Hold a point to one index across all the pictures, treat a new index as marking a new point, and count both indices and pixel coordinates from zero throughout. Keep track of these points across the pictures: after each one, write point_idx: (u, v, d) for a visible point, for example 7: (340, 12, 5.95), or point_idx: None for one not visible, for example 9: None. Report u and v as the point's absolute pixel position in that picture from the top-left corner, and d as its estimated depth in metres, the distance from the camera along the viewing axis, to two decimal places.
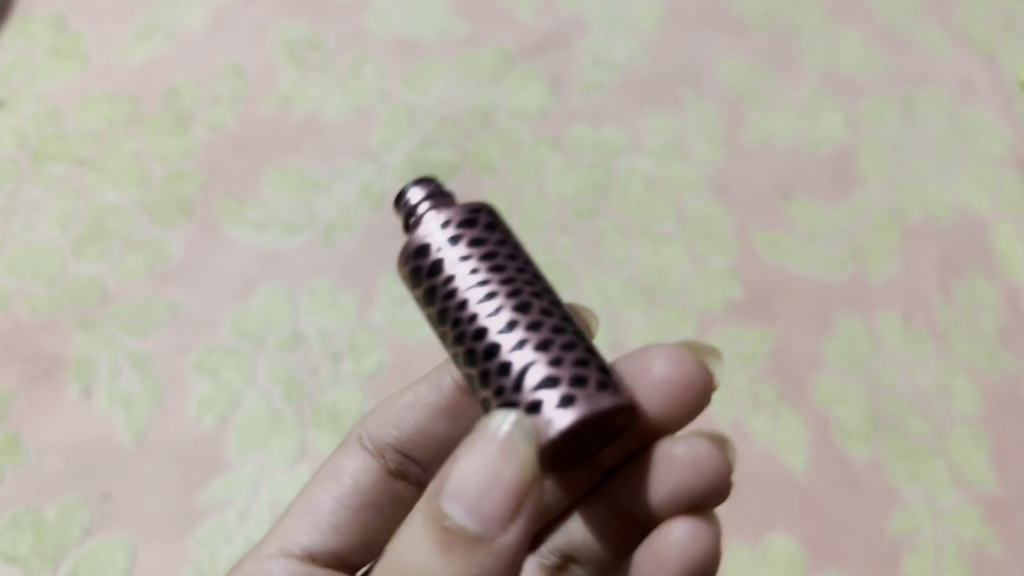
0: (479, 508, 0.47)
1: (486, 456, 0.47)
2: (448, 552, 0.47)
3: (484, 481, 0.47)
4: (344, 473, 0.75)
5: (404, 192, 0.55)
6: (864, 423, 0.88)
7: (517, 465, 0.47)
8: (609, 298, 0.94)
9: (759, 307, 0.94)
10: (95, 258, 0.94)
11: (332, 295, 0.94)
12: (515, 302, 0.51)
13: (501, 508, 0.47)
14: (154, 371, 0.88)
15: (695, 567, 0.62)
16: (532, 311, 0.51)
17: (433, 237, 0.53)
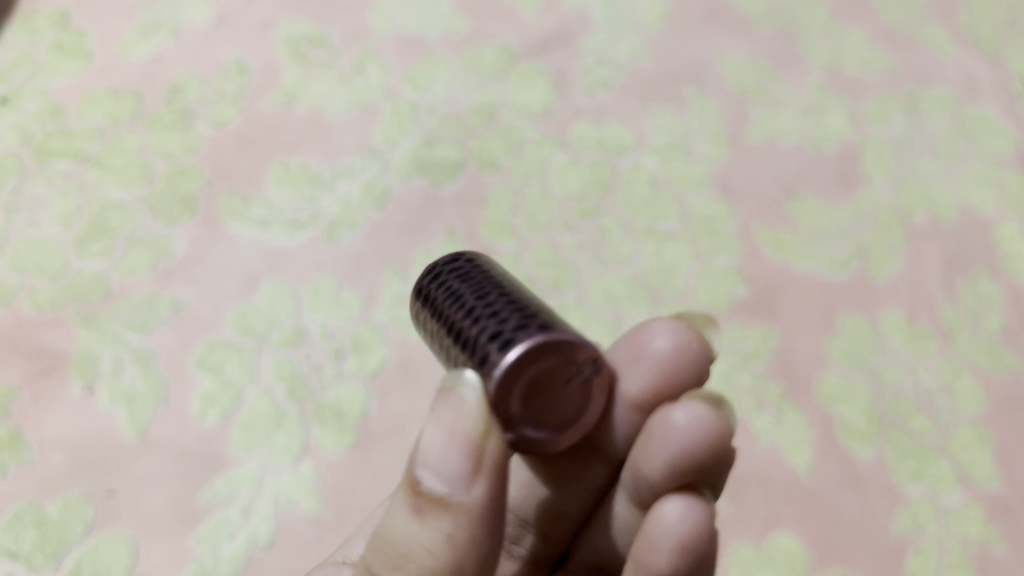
0: (444, 470, 0.51)
1: (443, 420, 0.51)
2: (420, 514, 0.52)
3: (444, 443, 0.51)
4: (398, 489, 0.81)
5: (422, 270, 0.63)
6: (868, 422, 0.88)
7: (471, 422, 0.50)
8: (612, 297, 0.94)
9: (763, 306, 0.94)
10: (98, 255, 0.93)
11: (335, 292, 0.94)
12: (477, 293, 0.55)
13: (460, 468, 0.51)
14: (157, 367, 0.88)
15: (690, 546, 0.58)
16: (490, 295, 0.55)
17: (426, 282, 0.60)
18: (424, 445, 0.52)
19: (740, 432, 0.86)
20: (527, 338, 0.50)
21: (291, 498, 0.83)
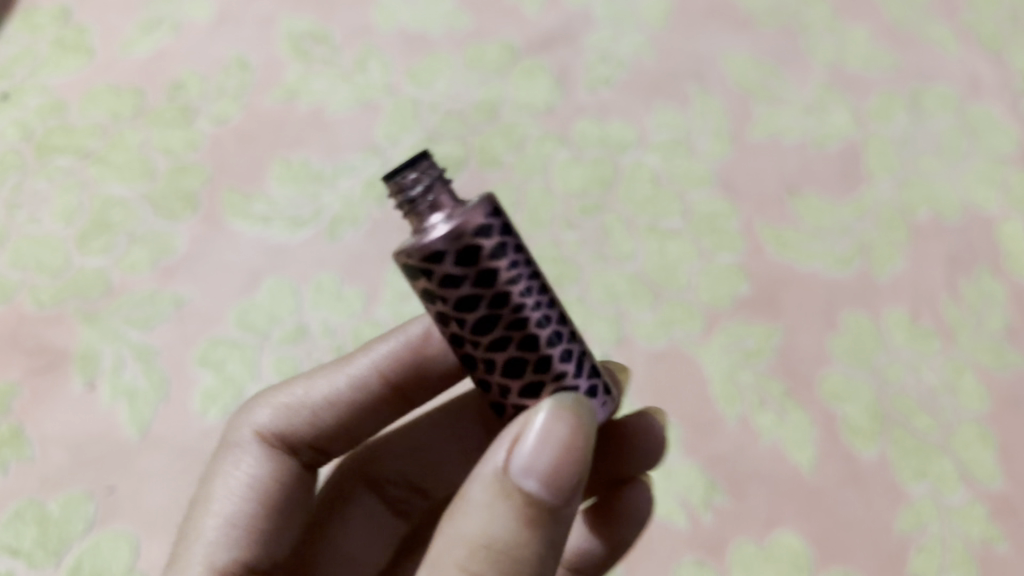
0: (555, 481, 0.47)
1: (556, 437, 0.47)
2: (530, 522, 0.47)
3: (561, 458, 0.47)
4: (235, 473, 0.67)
5: (404, 177, 0.50)
6: (870, 420, 0.88)
7: (586, 444, 0.48)
8: (615, 294, 0.94)
9: (766, 304, 0.94)
10: (99, 251, 0.93)
11: (337, 288, 0.94)
12: (547, 296, 0.52)
13: (563, 480, 0.47)
14: (158, 364, 0.88)
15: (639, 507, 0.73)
16: (554, 321, 0.51)
17: (452, 248, 0.49)
18: (504, 448, 0.48)
19: (743, 430, 0.86)
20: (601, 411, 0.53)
21: None
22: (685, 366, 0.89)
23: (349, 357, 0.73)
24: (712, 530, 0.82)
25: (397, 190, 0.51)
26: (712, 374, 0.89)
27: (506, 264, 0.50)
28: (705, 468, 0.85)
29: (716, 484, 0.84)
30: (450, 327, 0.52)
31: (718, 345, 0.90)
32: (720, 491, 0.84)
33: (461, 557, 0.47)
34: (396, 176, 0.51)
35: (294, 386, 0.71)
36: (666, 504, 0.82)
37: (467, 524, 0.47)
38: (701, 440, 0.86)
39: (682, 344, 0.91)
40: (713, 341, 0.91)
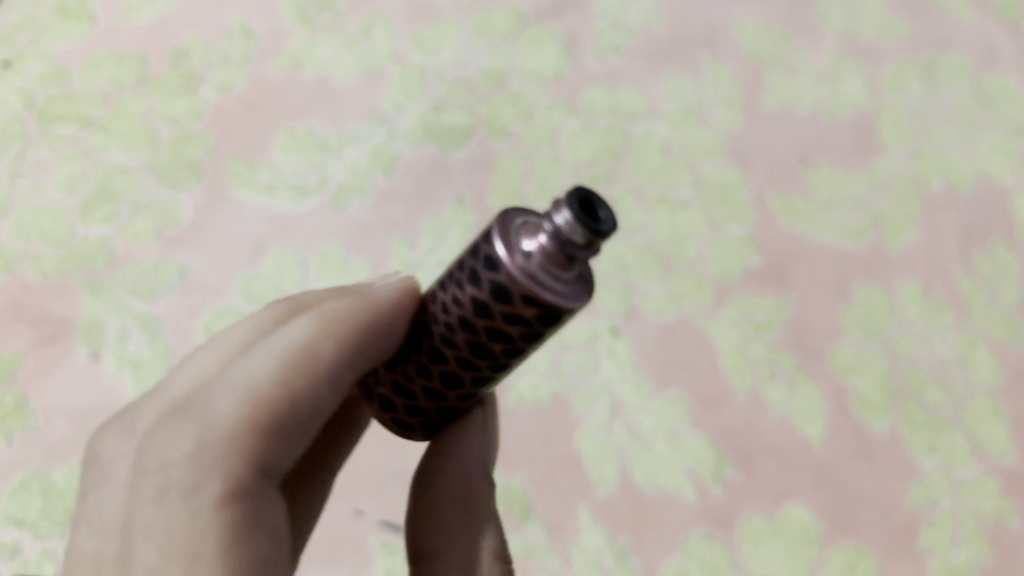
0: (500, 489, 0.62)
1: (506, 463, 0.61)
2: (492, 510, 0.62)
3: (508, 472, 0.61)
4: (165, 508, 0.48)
5: (570, 238, 0.45)
6: (882, 393, 0.87)
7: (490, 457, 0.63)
8: (624, 267, 0.92)
9: (777, 275, 0.93)
10: (103, 221, 0.92)
11: (343, 259, 0.93)
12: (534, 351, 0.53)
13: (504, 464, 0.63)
14: (163, 335, 0.87)
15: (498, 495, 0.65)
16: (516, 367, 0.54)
17: (524, 301, 0.47)
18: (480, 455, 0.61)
19: (753, 403, 0.85)
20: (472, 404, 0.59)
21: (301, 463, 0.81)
22: (696, 338, 0.88)
23: (291, 337, 0.56)
24: (721, 504, 0.81)
25: (572, 236, 0.45)
26: (722, 347, 0.88)
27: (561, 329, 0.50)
28: (714, 441, 0.83)
29: (726, 458, 0.83)
30: (490, 336, 0.50)
31: (728, 318, 0.89)
32: (729, 464, 0.82)
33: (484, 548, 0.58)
34: (579, 232, 0.45)
35: (212, 404, 0.52)
36: (675, 478, 0.81)
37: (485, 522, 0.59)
38: (710, 413, 0.84)
39: (692, 316, 0.89)
40: (724, 313, 0.89)
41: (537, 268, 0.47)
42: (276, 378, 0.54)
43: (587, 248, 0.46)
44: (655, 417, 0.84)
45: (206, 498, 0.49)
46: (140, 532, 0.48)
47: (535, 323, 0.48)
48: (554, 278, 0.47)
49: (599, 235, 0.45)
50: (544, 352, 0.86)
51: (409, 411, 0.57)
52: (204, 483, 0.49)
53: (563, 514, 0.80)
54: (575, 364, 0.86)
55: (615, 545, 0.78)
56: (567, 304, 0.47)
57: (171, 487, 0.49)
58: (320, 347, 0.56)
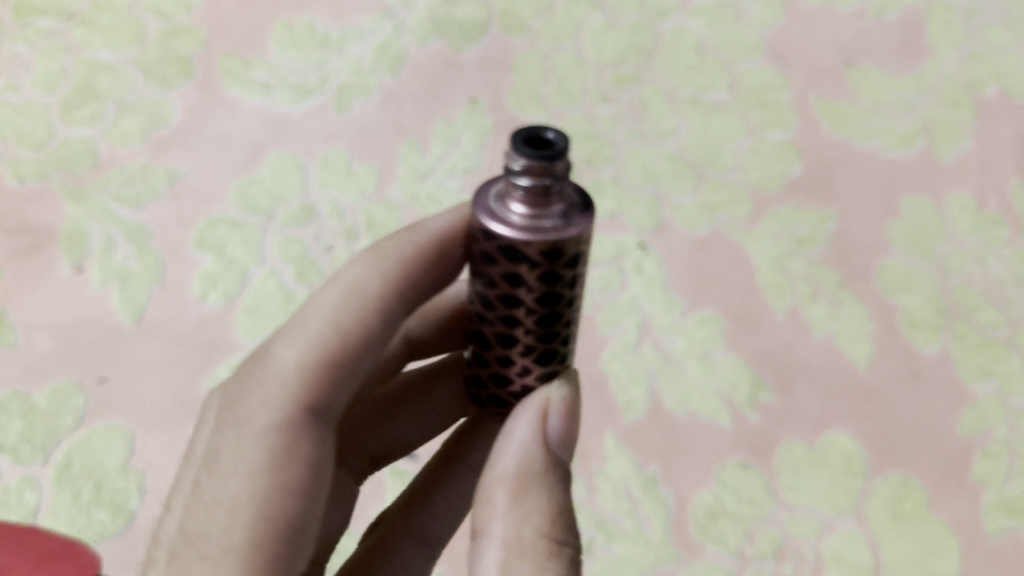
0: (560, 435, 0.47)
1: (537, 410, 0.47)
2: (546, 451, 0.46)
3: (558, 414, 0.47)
4: (231, 433, 0.46)
5: (518, 167, 0.40)
6: (932, 314, 0.80)
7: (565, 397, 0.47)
8: (654, 176, 0.85)
9: (819, 186, 0.86)
10: (86, 122, 0.85)
11: (346, 165, 0.85)
12: (561, 303, 0.44)
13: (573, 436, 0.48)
14: (152, 246, 0.79)
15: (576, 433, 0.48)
16: (554, 327, 0.45)
17: (497, 252, 0.42)
18: (525, 424, 0.46)
19: (793, 323, 0.78)
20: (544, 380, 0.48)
21: None
22: (731, 253, 0.81)
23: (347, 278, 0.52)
24: (757, 431, 0.74)
25: (531, 172, 0.40)
26: (760, 262, 0.80)
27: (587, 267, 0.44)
28: (751, 363, 0.76)
29: (764, 381, 0.76)
30: (483, 280, 0.44)
31: (767, 231, 0.82)
32: (767, 389, 0.75)
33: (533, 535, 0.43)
34: (539, 161, 0.40)
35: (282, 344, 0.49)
36: (708, 402, 0.74)
37: (537, 501, 0.44)
38: (746, 334, 0.78)
39: (727, 229, 0.82)
40: (762, 227, 0.82)
41: (525, 220, 0.41)
42: (327, 318, 0.49)
43: (560, 176, 0.41)
44: (686, 337, 0.77)
45: (262, 426, 0.46)
46: (204, 462, 0.46)
47: (528, 259, 0.42)
48: (554, 221, 0.41)
49: (562, 157, 0.40)
50: None
51: (473, 381, 0.49)
52: (261, 417, 0.46)
53: (588, 441, 0.73)
54: (600, 282, 0.79)
55: (644, 475, 0.72)
56: (580, 239, 0.42)
57: (230, 418, 0.46)
58: (370, 288, 0.51)
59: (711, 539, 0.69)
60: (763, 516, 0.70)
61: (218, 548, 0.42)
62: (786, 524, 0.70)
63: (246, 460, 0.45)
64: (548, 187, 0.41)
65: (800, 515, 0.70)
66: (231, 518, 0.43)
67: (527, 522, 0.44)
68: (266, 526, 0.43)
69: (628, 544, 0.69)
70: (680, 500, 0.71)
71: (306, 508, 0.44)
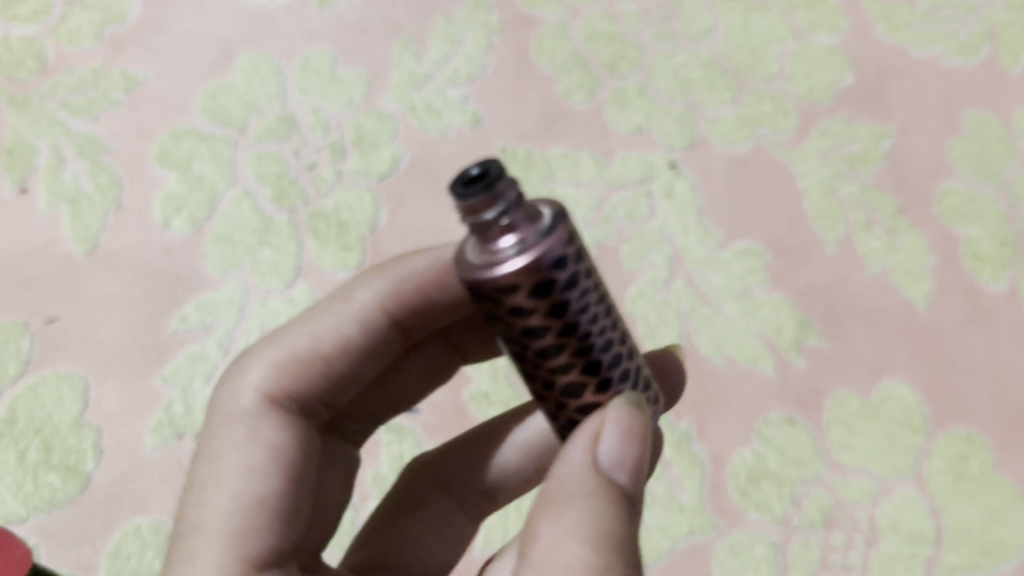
0: (620, 456, 0.36)
1: (589, 432, 0.36)
2: (600, 473, 0.36)
3: (617, 436, 0.36)
4: (210, 423, 0.43)
5: (460, 212, 0.33)
6: (999, 246, 0.69)
7: (641, 419, 0.36)
8: (687, 85, 0.74)
9: (872, 97, 0.75)
10: (30, 19, 0.74)
11: (331, 69, 0.73)
12: (578, 333, 0.35)
13: (641, 458, 0.37)
14: (107, 162, 0.69)
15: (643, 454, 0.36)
16: (585, 359, 0.36)
17: (489, 312, 0.34)
18: (578, 446, 0.36)
19: (844, 255, 0.68)
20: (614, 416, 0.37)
21: None
22: (774, 174, 0.71)
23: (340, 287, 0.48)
24: (804, 380, 0.64)
25: (473, 211, 0.33)
26: (807, 186, 0.70)
27: (591, 293, 0.35)
28: (797, 303, 0.67)
29: (812, 323, 0.66)
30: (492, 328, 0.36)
31: (815, 150, 0.72)
32: (815, 331, 0.66)
33: (577, 559, 0.33)
34: (472, 189, 0.32)
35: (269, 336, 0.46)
36: (748, 347, 0.65)
37: (580, 519, 0.34)
38: (792, 269, 0.68)
39: (770, 146, 0.72)
40: (810, 144, 0.72)
41: (492, 267, 0.33)
42: (310, 317, 0.46)
43: (508, 202, 0.33)
44: (724, 273, 0.67)
45: (238, 414, 0.43)
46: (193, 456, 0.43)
47: (502, 296, 0.33)
48: (523, 249, 0.33)
49: (499, 180, 0.33)
50: (586, 192, 0.69)
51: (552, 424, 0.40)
52: (226, 408, 0.43)
53: None
54: (625, 209, 0.69)
55: (676, 431, 0.63)
56: (554, 267, 0.33)
57: (212, 412, 0.44)
58: (358, 294, 0.47)
59: (752, 505, 0.61)
60: (812, 478, 0.62)
61: (196, 530, 0.39)
62: (837, 488, 0.62)
63: (219, 447, 0.42)
64: (498, 213, 0.33)
65: (854, 477, 0.62)
66: (202, 500, 0.40)
67: (564, 547, 0.33)
68: (243, 507, 0.40)
69: (658, 511, 0.61)
70: (716, 461, 0.62)
71: (283, 494, 0.41)
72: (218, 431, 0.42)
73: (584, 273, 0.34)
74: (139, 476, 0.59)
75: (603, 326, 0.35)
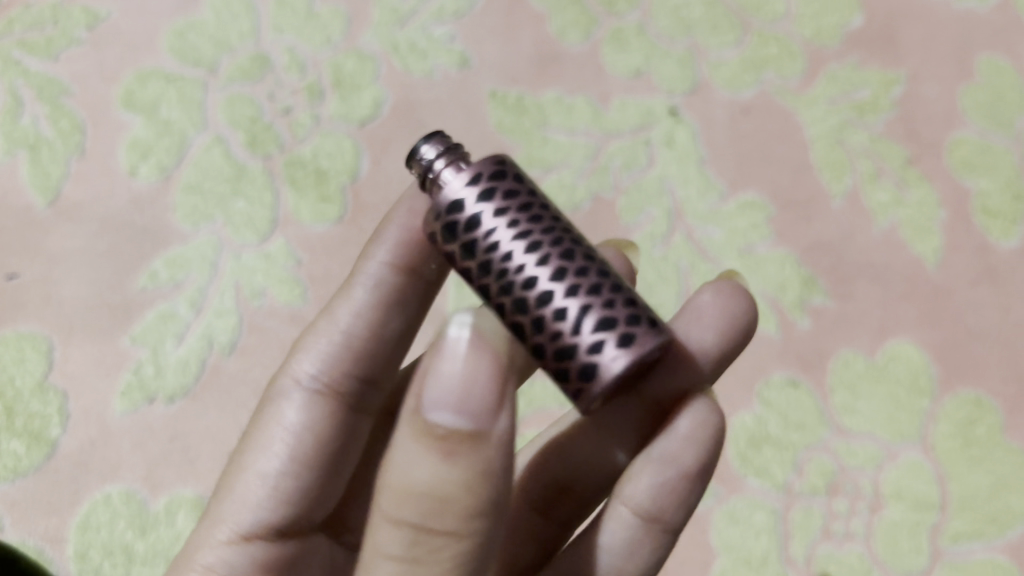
0: (441, 399, 0.26)
1: (424, 367, 0.28)
2: (415, 424, 0.27)
3: (435, 374, 0.27)
4: (263, 399, 0.46)
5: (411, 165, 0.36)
6: (1011, 201, 0.66)
7: (477, 354, 0.27)
8: (688, 25, 0.70)
9: (883, 40, 0.71)
10: None
11: (307, 5, 0.68)
12: (523, 237, 0.33)
13: (472, 395, 0.26)
14: (68, 106, 0.64)
15: (471, 398, 0.26)
16: (542, 262, 0.33)
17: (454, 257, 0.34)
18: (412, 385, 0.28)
19: (850, 210, 0.65)
20: (596, 324, 0.32)
21: (260, 288, 0.60)
22: (779, 122, 0.67)
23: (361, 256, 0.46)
24: (807, 340, 0.62)
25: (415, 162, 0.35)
26: (814, 135, 0.67)
27: (501, 233, 0.33)
28: (800, 259, 0.64)
29: (817, 280, 0.63)
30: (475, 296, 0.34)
31: (822, 96, 0.68)
32: (820, 289, 0.63)
33: (387, 509, 0.28)
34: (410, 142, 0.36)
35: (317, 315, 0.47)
36: None
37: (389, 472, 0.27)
38: (796, 223, 0.64)
39: (775, 91, 0.68)
40: (818, 90, 0.68)
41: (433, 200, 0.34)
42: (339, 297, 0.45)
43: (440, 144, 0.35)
44: (726, 227, 0.64)
45: (275, 395, 0.45)
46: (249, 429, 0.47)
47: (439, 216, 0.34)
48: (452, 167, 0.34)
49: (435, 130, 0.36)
50: (581, 140, 0.65)
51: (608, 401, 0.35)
52: (272, 388, 0.46)
53: None
54: (622, 158, 0.65)
55: None
56: (452, 207, 0.33)
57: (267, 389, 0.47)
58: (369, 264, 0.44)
59: (753, 471, 0.59)
60: (815, 443, 0.59)
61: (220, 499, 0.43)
62: (841, 453, 0.59)
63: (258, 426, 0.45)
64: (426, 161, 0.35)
65: (858, 442, 0.60)
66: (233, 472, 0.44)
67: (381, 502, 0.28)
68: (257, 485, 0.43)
69: None
70: None
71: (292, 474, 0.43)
72: (262, 412, 0.45)
73: (497, 213, 0.33)
74: (109, 442, 0.56)
75: (519, 265, 0.33)
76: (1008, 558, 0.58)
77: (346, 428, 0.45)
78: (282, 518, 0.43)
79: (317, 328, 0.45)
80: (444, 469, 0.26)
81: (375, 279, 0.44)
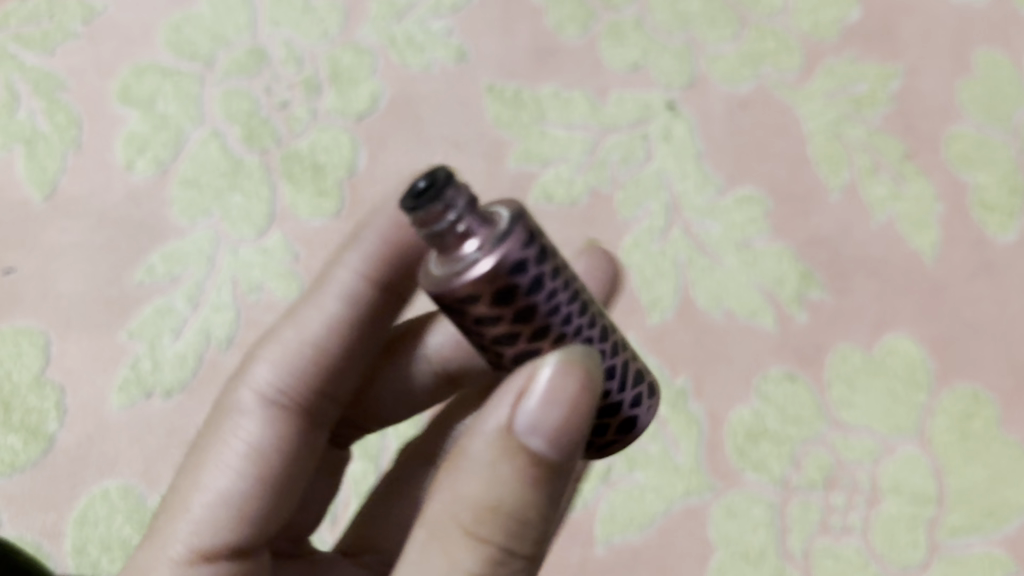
0: (543, 428, 0.29)
1: (512, 391, 0.30)
2: (511, 444, 0.29)
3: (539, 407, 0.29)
4: (212, 416, 0.44)
5: (420, 215, 0.29)
6: (1008, 195, 0.66)
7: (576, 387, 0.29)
8: (686, 19, 0.70)
9: (881, 34, 0.71)
10: None
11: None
12: (568, 300, 0.31)
13: (569, 428, 0.29)
14: (65, 100, 0.64)
15: (568, 433, 0.29)
16: (584, 323, 0.31)
17: (494, 322, 0.30)
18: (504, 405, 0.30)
19: (848, 203, 0.65)
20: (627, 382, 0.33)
21: (257, 283, 0.60)
22: (776, 116, 0.67)
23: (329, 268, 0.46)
24: (805, 334, 0.62)
25: (432, 217, 0.29)
26: (811, 129, 0.67)
27: (558, 299, 0.30)
28: (798, 253, 0.64)
29: (814, 274, 0.63)
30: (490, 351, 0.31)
31: (820, 91, 0.68)
32: (817, 284, 0.63)
33: (465, 522, 0.30)
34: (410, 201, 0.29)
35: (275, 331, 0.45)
36: (748, 299, 0.62)
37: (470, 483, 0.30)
38: (793, 217, 0.65)
39: (773, 85, 0.68)
40: (815, 84, 0.68)
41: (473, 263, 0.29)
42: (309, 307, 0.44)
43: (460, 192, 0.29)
44: (723, 222, 0.64)
45: (233, 409, 0.43)
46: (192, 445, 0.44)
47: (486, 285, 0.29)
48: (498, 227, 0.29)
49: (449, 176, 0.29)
50: (579, 134, 0.65)
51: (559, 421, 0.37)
52: (223, 403, 0.43)
53: None
54: (619, 152, 0.65)
55: (673, 388, 0.60)
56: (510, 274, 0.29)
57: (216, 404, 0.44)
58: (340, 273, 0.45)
59: (750, 465, 0.59)
60: (813, 437, 0.60)
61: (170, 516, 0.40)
62: (838, 447, 0.59)
63: (210, 442, 0.42)
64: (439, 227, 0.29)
65: (856, 436, 0.60)
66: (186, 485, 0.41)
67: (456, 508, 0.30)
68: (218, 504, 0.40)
69: (653, 471, 0.58)
70: (713, 420, 0.60)
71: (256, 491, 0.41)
72: (213, 429, 0.43)
73: (551, 278, 0.30)
74: (106, 437, 0.56)
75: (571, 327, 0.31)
76: (1005, 552, 0.58)
77: (304, 448, 0.43)
78: (244, 536, 0.40)
79: (281, 340, 0.44)
80: (522, 487, 0.29)
81: (346, 290, 0.44)
